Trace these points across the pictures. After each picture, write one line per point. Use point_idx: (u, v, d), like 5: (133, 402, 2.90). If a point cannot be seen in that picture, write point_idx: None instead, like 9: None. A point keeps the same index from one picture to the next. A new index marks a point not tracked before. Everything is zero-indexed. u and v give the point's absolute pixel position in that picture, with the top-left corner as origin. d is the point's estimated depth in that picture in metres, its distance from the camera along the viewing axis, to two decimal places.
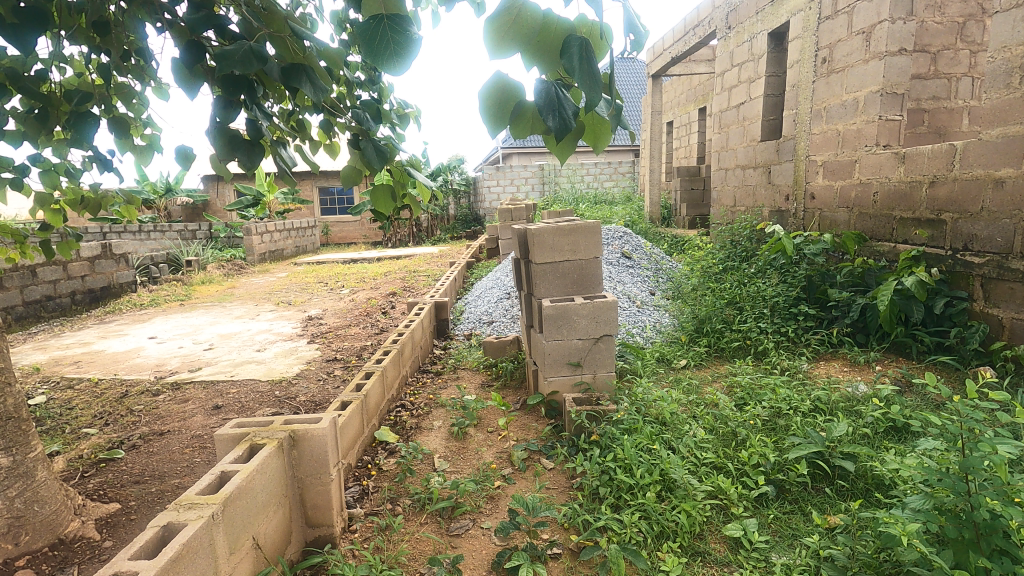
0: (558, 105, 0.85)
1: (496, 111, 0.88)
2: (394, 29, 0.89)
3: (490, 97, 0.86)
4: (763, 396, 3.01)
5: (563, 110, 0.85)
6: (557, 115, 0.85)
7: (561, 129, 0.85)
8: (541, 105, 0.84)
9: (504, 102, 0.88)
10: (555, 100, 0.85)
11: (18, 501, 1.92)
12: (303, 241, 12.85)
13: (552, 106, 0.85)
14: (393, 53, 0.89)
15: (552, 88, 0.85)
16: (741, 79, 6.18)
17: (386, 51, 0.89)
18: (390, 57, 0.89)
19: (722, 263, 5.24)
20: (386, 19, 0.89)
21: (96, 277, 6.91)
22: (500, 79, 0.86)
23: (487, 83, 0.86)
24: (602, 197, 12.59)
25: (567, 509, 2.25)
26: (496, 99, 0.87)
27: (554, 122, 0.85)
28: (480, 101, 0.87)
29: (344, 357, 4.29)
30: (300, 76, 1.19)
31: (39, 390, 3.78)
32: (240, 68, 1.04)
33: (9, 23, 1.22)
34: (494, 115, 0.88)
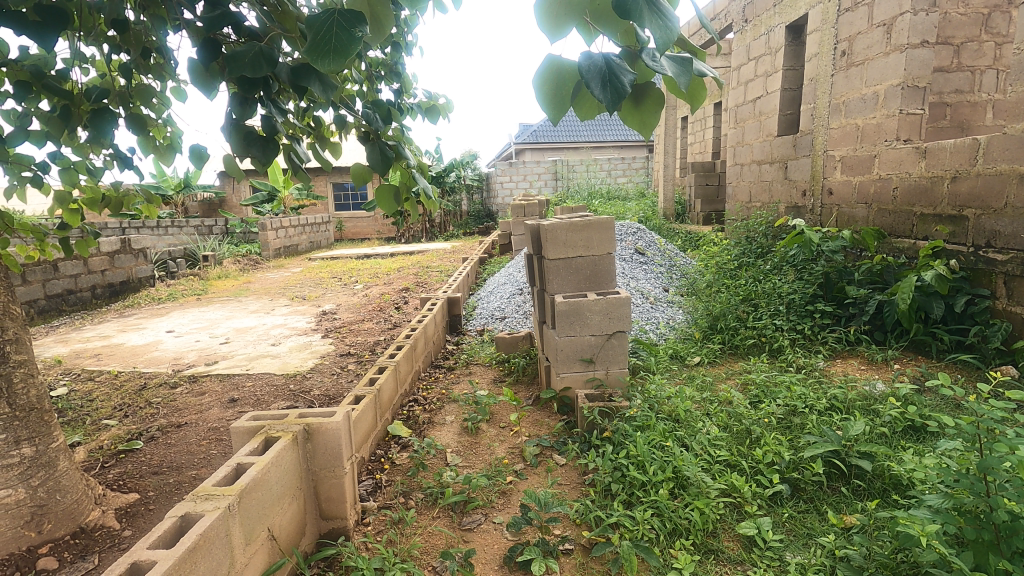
0: (611, 76, 0.78)
1: (555, 97, 0.86)
2: (344, 26, 0.83)
3: (546, 81, 0.84)
4: (777, 394, 2.97)
5: (617, 80, 0.78)
6: (608, 87, 0.77)
7: (615, 100, 0.77)
8: (589, 77, 0.78)
9: (561, 84, 0.85)
10: (606, 71, 0.78)
11: (41, 490, 1.96)
12: (317, 236, 12.97)
13: (602, 77, 0.77)
14: (333, 50, 0.82)
15: (600, 59, 0.78)
16: (758, 72, 6.09)
17: (325, 44, 0.82)
18: (328, 57, 0.82)
19: (737, 259, 5.19)
20: (336, 14, 0.83)
21: (116, 271, 7.04)
22: (552, 61, 0.83)
23: (538, 71, 0.83)
24: (615, 192, 12.54)
25: (580, 505, 2.25)
26: (550, 84, 0.85)
27: (608, 95, 0.77)
28: (536, 88, 0.85)
29: (357, 352, 4.32)
30: (311, 76, 1.16)
31: (61, 382, 3.86)
32: (246, 71, 1.06)
33: (31, 20, 1.24)
34: (552, 101, 0.86)
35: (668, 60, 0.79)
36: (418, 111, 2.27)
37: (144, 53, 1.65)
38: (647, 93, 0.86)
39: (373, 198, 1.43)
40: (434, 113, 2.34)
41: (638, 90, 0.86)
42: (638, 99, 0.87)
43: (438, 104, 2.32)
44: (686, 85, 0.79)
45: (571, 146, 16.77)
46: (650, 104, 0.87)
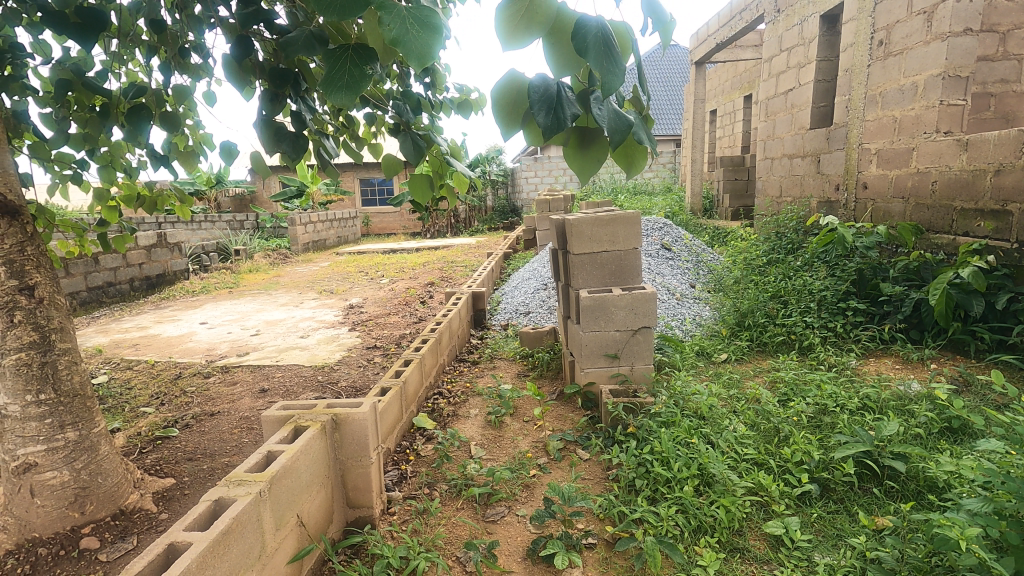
0: (556, 104, 0.74)
1: (510, 113, 0.77)
2: (355, 62, 0.88)
3: (503, 94, 0.76)
4: (807, 393, 2.91)
5: (561, 110, 0.74)
6: (552, 114, 0.74)
7: (552, 129, 0.74)
8: (536, 101, 0.73)
9: (518, 103, 0.77)
10: (554, 99, 0.74)
11: (84, 473, 2.05)
12: (345, 231, 13.17)
13: (549, 104, 0.73)
14: (345, 86, 0.87)
15: (554, 85, 0.74)
16: (790, 64, 5.94)
17: (337, 78, 0.87)
18: (339, 90, 0.87)
19: (766, 255, 5.09)
20: (350, 51, 0.89)
21: (153, 264, 7.28)
22: (516, 76, 0.75)
23: (501, 78, 0.75)
24: (641, 187, 12.41)
25: (603, 501, 2.24)
26: (509, 99, 0.77)
27: (547, 122, 0.74)
28: (493, 97, 0.76)
29: (383, 345, 4.38)
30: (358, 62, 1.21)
31: (102, 370, 4.02)
32: (302, 54, 1.07)
33: (72, 22, 1.29)
34: (507, 114, 0.77)
35: (611, 111, 0.76)
36: (450, 105, 2.29)
37: (179, 52, 1.70)
38: (597, 137, 0.80)
39: (406, 184, 1.39)
40: (467, 107, 2.34)
41: (588, 132, 0.80)
42: (584, 141, 0.81)
43: (470, 98, 2.33)
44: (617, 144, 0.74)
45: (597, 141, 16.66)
46: (595, 152, 0.81)
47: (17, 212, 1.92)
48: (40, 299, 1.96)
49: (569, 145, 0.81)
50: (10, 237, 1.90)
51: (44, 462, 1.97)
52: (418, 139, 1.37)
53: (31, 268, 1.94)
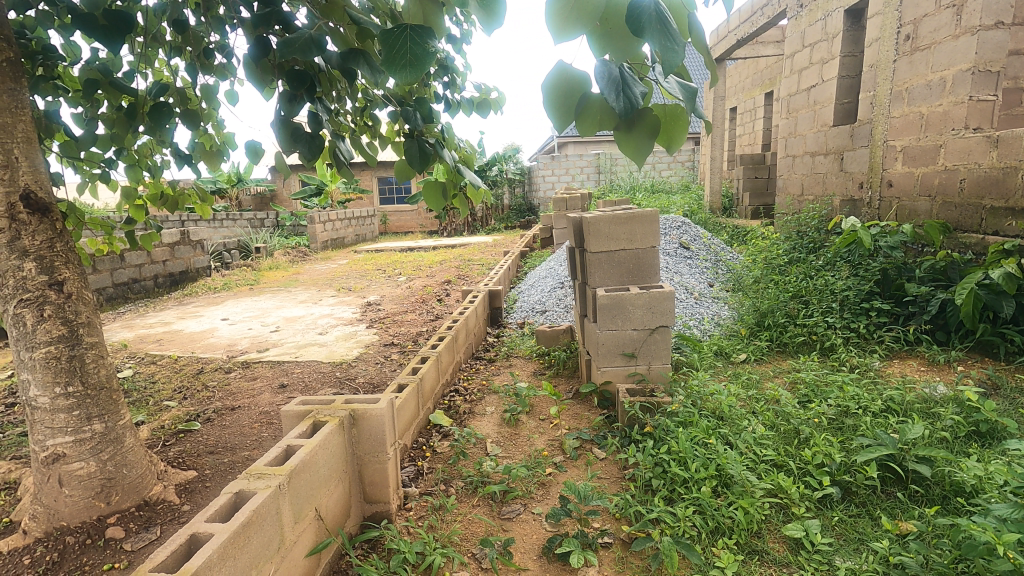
0: (623, 84, 0.73)
1: (561, 106, 0.77)
2: (414, 40, 0.87)
3: (554, 90, 0.75)
4: (829, 394, 2.86)
5: (630, 90, 0.74)
6: (623, 95, 0.73)
7: (628, 109, 0.74)
8: (605, 86, 0.73)
9: (569, 93, 0.76)
10: (620, 79, 0.73)
11: (110, 464, 2.10)
12: (363, 229, 13.29)
13: (617, 86, 0.73)
14: (409, 64, 0.86)
15: (616, 68, 0.73)
16: (813, 60, 5.84)
17: (399, 57, 0.86)
18: (403, 69, 0.86)
19: (786, 254, 5.01)
20: (408, 29, 0.88)
21: (176, 261, 7.43)
22: (563, 69, 0.75)
23: (549, 75, 0.74)
24: (660, 185, 12.30)
25: (619, 500, 2.23)
26: (559, 92, 0.76)
27: (621, 104, 0.73)
28: (543, 95, 0.75)
29: (400, 342, 4.42)
30: (357, 59, 1.19)
31: (127, 364, 4.12)
32: (297, 55, 1.09)
33: (100, 24, 1.32)
34: (559, 110, 0.77)
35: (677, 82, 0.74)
36: (469, 104, 2.29)
37: (203, 52, 1.73)
38: (646, 114, 0.77)
39: (420, 193, 1.39)
40: (486, 106, 2.35)
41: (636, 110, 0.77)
42: (633, 120, 0.77)
43: (490, 96, 2.33)
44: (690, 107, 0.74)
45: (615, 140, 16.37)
46: (643, 129, 0.77)
47: (48, 209, 1.96)
48: (69, 295, 2.01)
49: (620, 129, 0.78)
50: (40, 234, 1.94)
51: (72, 453, 2.02)
52: (425, 144, 1.37)
53: (61, 264, 1.99)
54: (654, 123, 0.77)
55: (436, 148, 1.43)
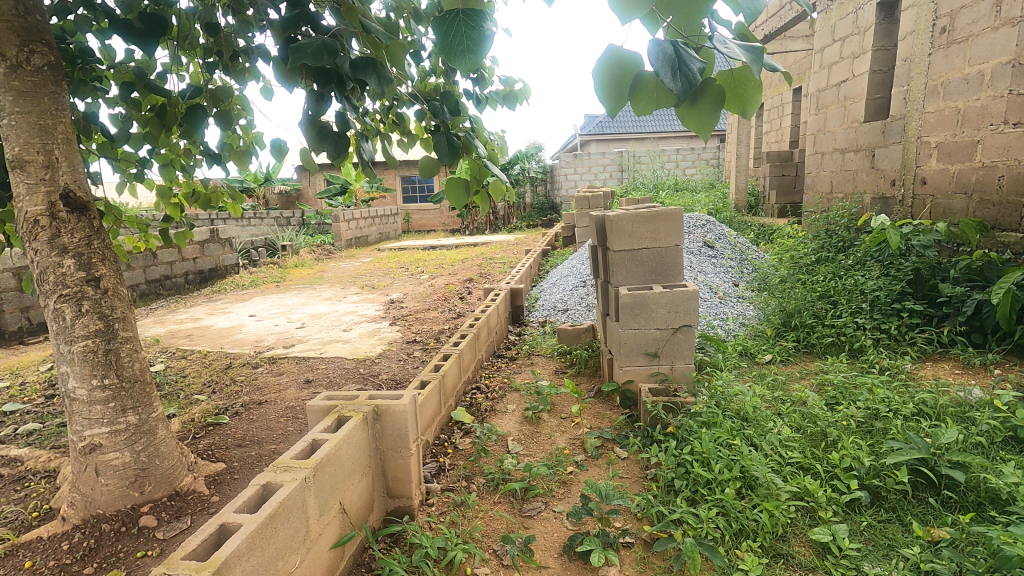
0: (679, 63, 0.71)
1: (614, 90, 0.77)
2: (468, 24, 0.85)
3: (606, 74, 0.75)
4: (858, 396, 2.80)
5: (687, 68, 0.71)
6: (679, 74, 0.70)
7: (687, 89, 0.70)
8: (659, 66, 0.71)
9: (622, 76, 0.76)
10: (675, 58, 0.71)
11: (143, 454, 2.17)
12: (386, 228, 13.44)
13: (673, 65, 0.71)
14: (467, 49, 0.85)
15: (670, 46, 0.71)
16: (844, 54, 5.70)
17: (456, 45, 0.85)
18: (462, 55, 0.85)
19: (814, 254, 4.90)
20: (461, 13, 0.86)
21: (206, 259, 7.62)
22: (615, 52, 0.75)
23: (600, 59, 0.74)
24: (684, 183, 12.15)
25: (641, 500, 2.22)
26: (611, 75, 0.76)
27: (678, 83, 0.70)
28: (595, 80, 0.76)
29: (423, 339, 4.46)
30: (368, 69, 1.18)
31: (159, 358, 4.24)
32: (308, 61, 1.11)
33: (135, 28, 1.40)
34: (612, 93, 0.77)
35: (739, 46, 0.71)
36: (495, 98, 2.30)
37: (233, 54, 1.77)
38: (708, 86, 0.78)
39: (443, 189, 1.39)
40: (512, 99, 2.35)
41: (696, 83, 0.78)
42: (694, 94, 0.79)
43: (515, 90, 2.33)
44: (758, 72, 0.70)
45: (638, 138, 16.22)
46: (708, 100, 0.79)
47: (86, 208, 2.03)
48: (105, 290, 2.07)
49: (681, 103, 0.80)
50: (79, 231, 2.01)
51: (108, 443, 2.09)
52: (453, 137, 1.39)
53: (98, 261, 2.06)
54: (718, 92, 0.79)
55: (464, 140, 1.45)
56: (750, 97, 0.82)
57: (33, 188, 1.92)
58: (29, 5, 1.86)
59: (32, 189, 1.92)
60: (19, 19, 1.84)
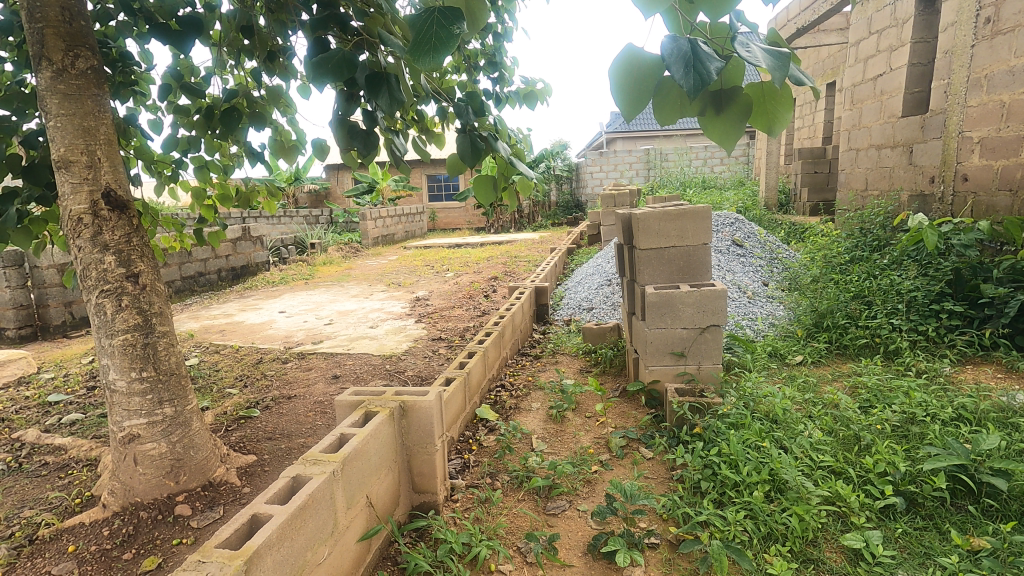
0: (694, 61, 0.67)
1: (633, 94, 0.75)
2: (442, 23, 0.80)
3: (623, 74, 0.73)
4: (893, 400, 2.72)
5: (702, 66, 0.67)
6: (692, 72, 0.66)
7: (698, 87, 0.66)
8: (672, 62, 0.67)
9: (640, 79, 0.74)
10: (690, 55, 0.67)
11: (178, 445, 2.24)
12: (412, 226, 13.58)
13: (687, 60, 0.67)
14: (433, 49, 0.80)
15: (686, 43, 0.67)
16: (881, 47, 5.53)
17: (423, 42, 0.80)
18: (426, 54, 0.81)
19: (848, 253, 4.77)
20: (436, 10, 0.80)
21: (238, 256, 7.82)
22: (632, 51, 0.72)
23: (617, 58, 0.72)
24: (712, 180, 11.97)
25: (667, 501, 2.20)
26: (630, 77, 0.74)
27: (691, 82, 0.66)
28: (612, 79, 0.73)
29: (448, 337, 4.49)
30: (381, 87, 1.16)
31: (194, 353, 4.37)
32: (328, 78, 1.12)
33: (172, 30, 1.48)
34: (630, 96, 0.75)
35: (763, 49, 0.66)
36: (515, 98, 2.30)
37: (267, 56, 1.81)
38: (734, 96, 0.77)
39: (470, 187, 1.38)
40: (532, 98, 2.35)
41: (723, 94, 0.78)
42: (720, 103, 0.78)
43: (536, 89, 2.33)
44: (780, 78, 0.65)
45: (665, 135, 16.04)
46: (734, 112, 0.78)
47: (126, 207, 2.10)
48: (143, 286, 2.15)
49: (705, 114, 0.80)
50: (119, 229, 2.08)
51: (146, 434, 2.16)
52: (477, 139, 1.38)
53: (136, 258, 2.13)
54: (745, 105, 0.78)
55: (488, 142, 1.44)
56: (780, 115, 0.79)
57: (77, 188, 1.99)
58: (74, 10, 1.94)
59: (76, 189, 1.99)
60: (65, 25, 1.92)
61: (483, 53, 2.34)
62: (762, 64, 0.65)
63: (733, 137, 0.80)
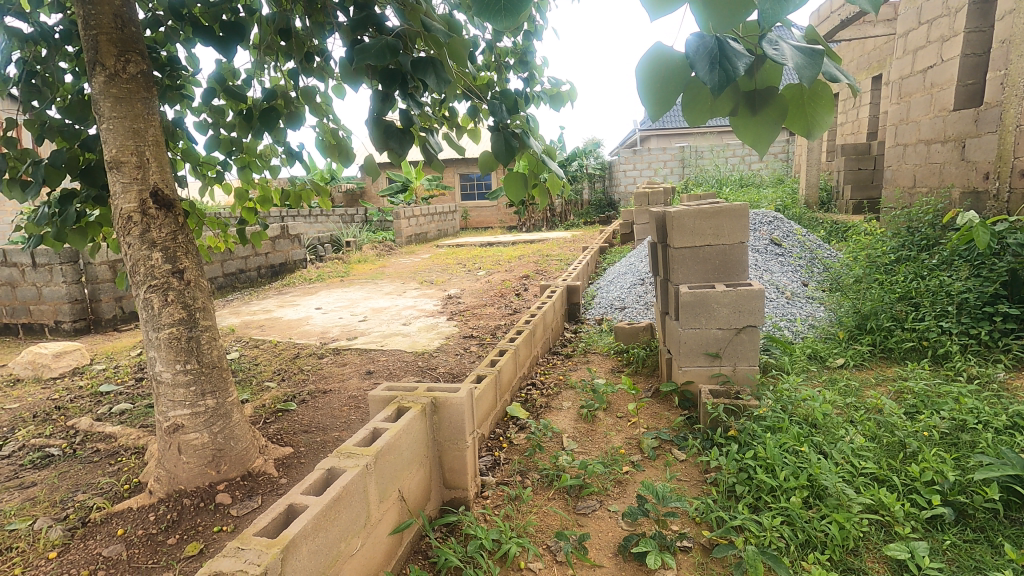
0: (721, 58, 0.65)
1: (660, 92, 0.73)
2: None
3: (649, 72, 0.71)
4: (941, 406, 2.61)
5: (729, 63, 0.65)
6: (717, 69, 0.65)
7: (722, 85, 0.65)
8: (697, 59, 0.65)
9: (668, 78, 0.73)
10: (717, 51, 0.65)
11: (219, 436, 2.31)
12: (445, 225, 13.71)
13: (712, 58, 0.65)
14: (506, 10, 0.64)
15: (713, 39, 0.65)
16: (931, 38, 5.29)
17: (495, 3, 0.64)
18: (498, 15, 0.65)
19: (894, 253, 4.59)
20: None
21: (277, 254, 8.04)
22: (660, 50, 0.71)
23: (644, 55, 0.71)
24: (749, 178, 11.70)
25: (700, 504, 2.16)
26: (658, 76, 0.72)
27: (715, 79, 0.65)
28: (637, 76, 0.72)
29: (479, 334, 4.51)
30: (428, 68, 1.20)
31: (234, 347, 4.52)
32: (372, 62, 1.15)
33: (218, 35, 1.54)
34: (657, 95, 0.73)
35: (793, 47, 0.65)
36: (544, 97, 2.29)
37: (305, 57, 1.85)
38: (769, 98, 0.76)
39: (501, 184, 1.38)
40: (559, 100, 2.34)
41: (757, 95, 0.76)
42: (754, 104, 0.77)
43: (562, 90, 2.32)
44: (809, 82, 0.63)
45: (701, 132, 15.73)
46: (768, 114, 0.77)
47: (172, 205, 2.18)
48: (188, 282, 2.23)
49: (738, 114, 0.79)
50: (166, 227, 2.17)
51: (189, 424, 2.24)
52: (511, 136, 1.38)
53: (182, 254, 2.21)
54: (780, 107, 0.77)
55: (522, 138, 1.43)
56: (819, 119, 0.76)
57: (127, 187, 2.08)
58: (127, 18, 2.03)
59: (126, 188, 2.08)
60: (118, 32, 2.01)
61: (513, 52, 2.35)
62: (791, 65, 0.63)
63: (767, 139, 0.79)
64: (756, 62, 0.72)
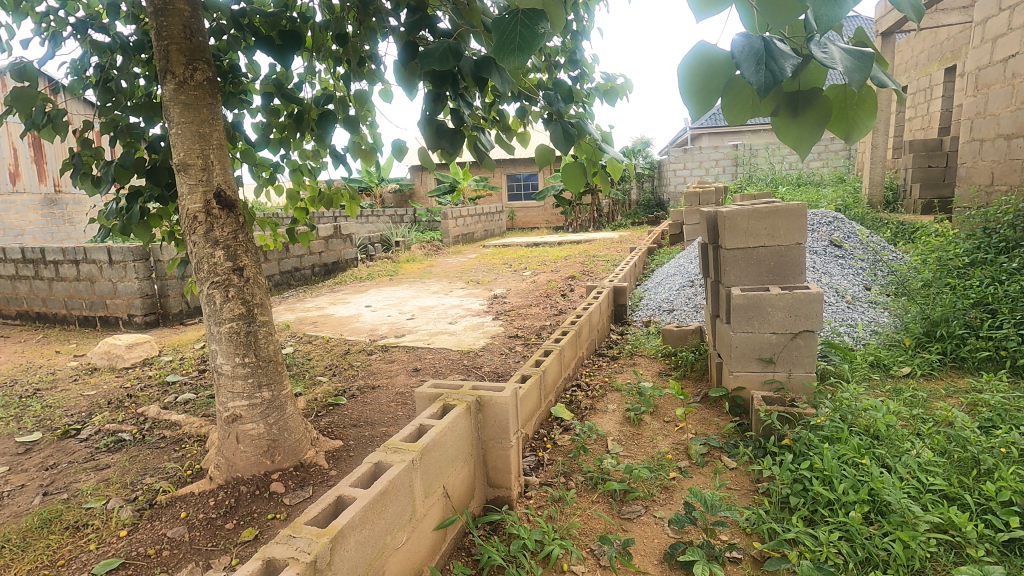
0: (766, 57, 0.62)
1: (701, 89, 0.70)
2: (526, 24, 0.82)
3: (693, 70, 0.69)
4: (1021, 421, 2.42)
5: (775, 63, 0.63)
6: (763, 67, 0.62)
7: (769, 83, 0.61)
8: (741, 58, 0.63)
9: (710, 77, 0.70)
10: (763, 52, 0.63)
11: (274, 427, 2.41)
12: (491, 225, 13.81)
13: (757, 57, 0.62)
14: (517, 48, 0.82)
15: (759, 39, 0.63)
16: (1013, 25, 4.92)
17: (507, 44, 0.82)
18: (511, 54, 0.82)
19: (968, 255, 4.29)
20: (520, 14, 0.83)
21: (330, 253, 8.32)
22: (703, 48, 0.68)
23: (689, 53, 0.69)
24: (808, 176, 11.21)
25: (751, 514, 2.08)
26: (698, 74, 0.70)
27: (761, 77, 0.61)
28: (680, 75, 0.70)
29: (524, 334, 4.52)
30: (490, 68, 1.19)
31: (289, 342, 4.70)
32: (435, 66, 1.15)
33: (276, 43, 1.60)
34: (698, 93, 0.70)
35: (842, 50, 0.63)
36: (596, 92, 2.27)
37: (359, 61, 1.89)
38: (813, 99, 0.73)
39: (561, 177, 1.38)
40: (613, 94, 2.30)
41: (800, 96, 0.73)
42: (796, 107, 0.74)
43: (617, 84, 2.28)
44: (859, 84, 0.60)
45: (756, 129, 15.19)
46: (810, 117, 0.73)
47: (234, 206, 2.29)
48: (247, 279, 2.33)
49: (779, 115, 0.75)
50: (227, 226, 2.28)
51: (247, 414, 2.35)
52: (568, 127, 1.36)
53: (242, 253, 2.32)
54: (824, 111, 0.73)
55: (580, 127, 1.42)
56: (861, 123, 0.73)
57: (193, 188, 2.20)
58: (194, 28, 2.14)
59: (192, 189, 2.20)
60: (187, 41, 2.12)
61: (563, 50, 2.33)
62: (839, 69, 0.61)
63: (809, 142, 0.75)
64: (802, 62, 0.69)
